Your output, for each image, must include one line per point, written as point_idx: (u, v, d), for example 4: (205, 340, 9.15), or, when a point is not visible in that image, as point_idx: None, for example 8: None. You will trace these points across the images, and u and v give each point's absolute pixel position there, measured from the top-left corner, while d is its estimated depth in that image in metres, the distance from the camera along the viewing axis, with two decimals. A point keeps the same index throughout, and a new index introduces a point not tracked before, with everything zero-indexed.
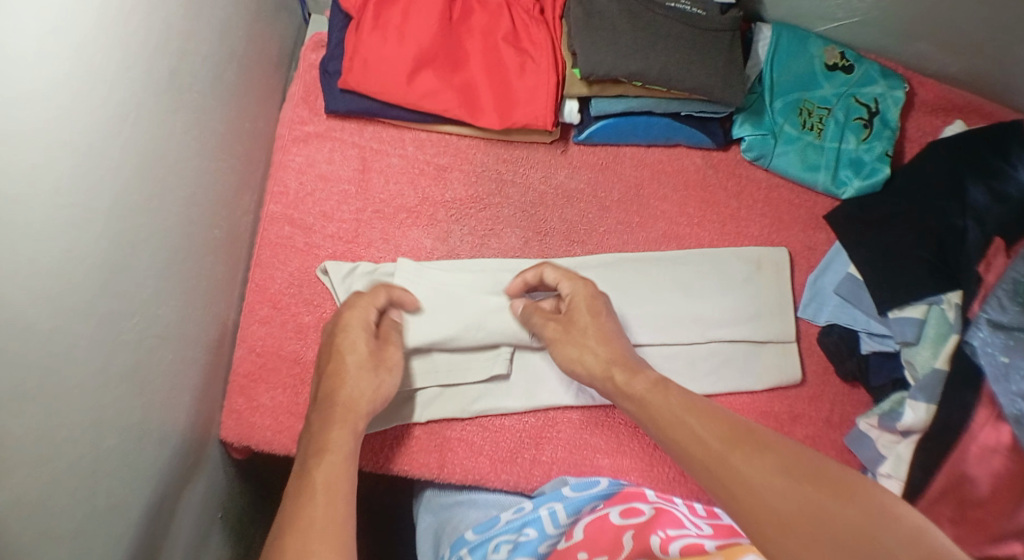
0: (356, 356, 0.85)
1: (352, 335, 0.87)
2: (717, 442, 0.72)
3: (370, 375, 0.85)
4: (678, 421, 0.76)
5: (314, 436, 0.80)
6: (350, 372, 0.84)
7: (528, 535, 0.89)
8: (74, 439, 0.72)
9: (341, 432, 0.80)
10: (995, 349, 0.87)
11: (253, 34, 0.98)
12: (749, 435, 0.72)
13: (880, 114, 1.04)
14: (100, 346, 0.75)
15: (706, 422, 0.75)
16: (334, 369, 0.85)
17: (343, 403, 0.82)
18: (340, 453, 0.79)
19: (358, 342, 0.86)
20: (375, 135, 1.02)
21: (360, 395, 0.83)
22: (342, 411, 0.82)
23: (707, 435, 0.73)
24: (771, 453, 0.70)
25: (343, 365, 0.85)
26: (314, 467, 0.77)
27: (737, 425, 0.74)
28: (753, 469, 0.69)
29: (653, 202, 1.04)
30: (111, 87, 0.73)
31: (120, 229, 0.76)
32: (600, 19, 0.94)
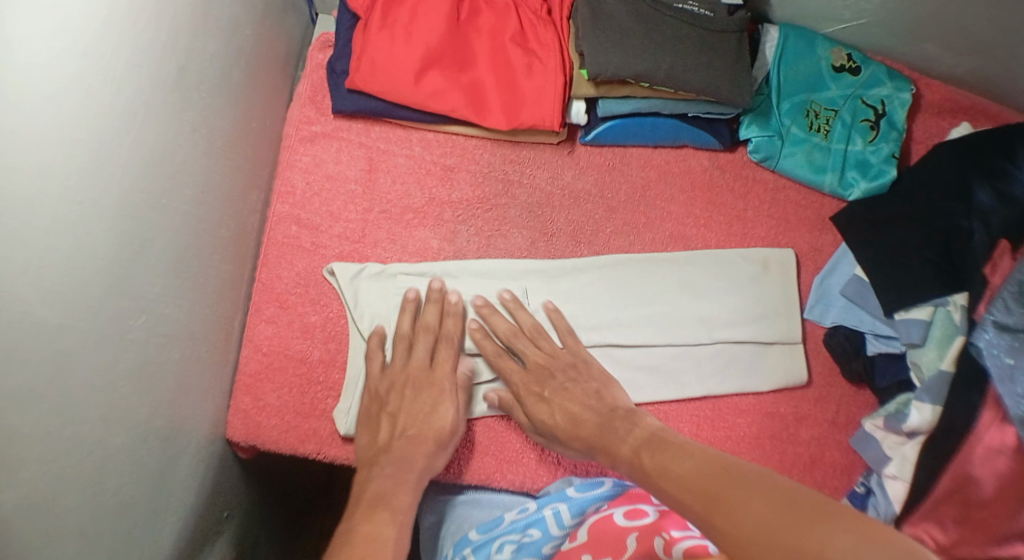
0: (438, 413, 0.90)
1: (435, 391, 0.91)
2: (699, 484, 0.71)
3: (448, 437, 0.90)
4: (668, 469, 0.76)
5: (390, 484, 0.85)
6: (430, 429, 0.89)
7: (532, 536, 0.89)
8: (82, 436, 0.72)
9: (407, 489, 0.85)
10: (1001, 351, 0.87)
11: (260, 34, 0.98)
12: (728, 476, 0.71)
13: (887, 115, 1.04)
14: (108, 344, 0.75)
15: (692, 463, 0.75)
16: (415, 425, 0.89)
17: (417, 467, 0.87)
18: (407, 510, 0.84)
19: (438, 396, 0.91)
20: (382, 135, 1.02)
21: (434, 456, 0.89)
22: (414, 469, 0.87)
23: (692, 477, 0.73)
24: (750, 490, 0.68)
25: (424, 421, 0.90)
26: (384, 515, 0.82)
27: (718, 467, 0.73)
28: (735, 506, 0.67)
29: (659, 203, 1.05)
30: (119, 86, 0.73)
31: (128, 228, 0.76)
32: (607, 20, 0.94)
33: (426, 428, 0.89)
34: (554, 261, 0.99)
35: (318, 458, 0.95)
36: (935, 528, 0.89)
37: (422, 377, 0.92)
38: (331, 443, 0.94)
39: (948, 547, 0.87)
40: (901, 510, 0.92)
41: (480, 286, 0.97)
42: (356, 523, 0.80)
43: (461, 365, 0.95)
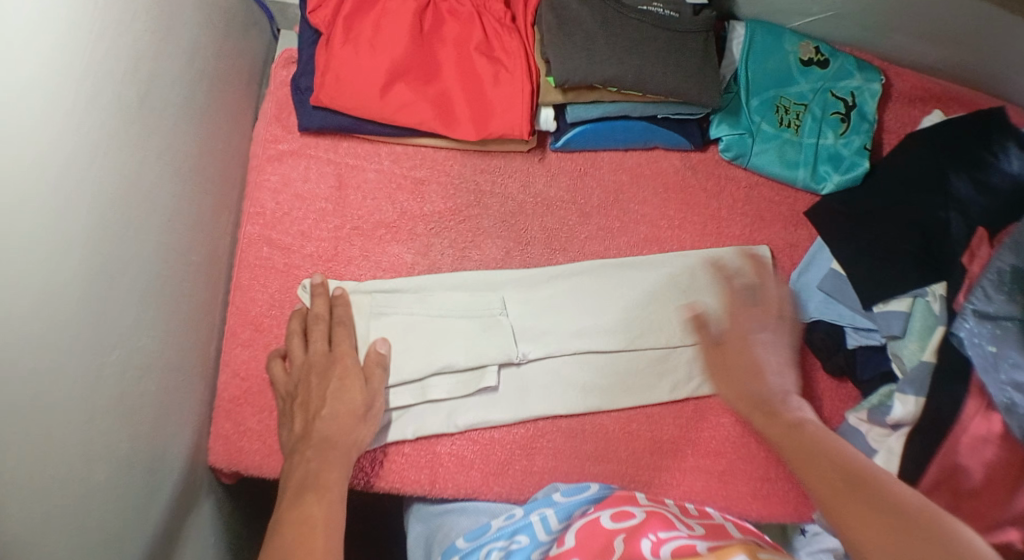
0: (349, 390, 0.87)
1: (342, 370, 0.89)
2: (840, 476, 0.79)
3: (366, 414, 0.87)
4: (824, 453, 0.82)
5: (310, 470, 0.81)
6: (343, 409, 0.86)
7: (520, 542, 0.87)
8: (61, 475, 0.71)
9: (335, 470, 0.82)
10: (983, 340, 0.88)
11: (222, 53, 0.97)
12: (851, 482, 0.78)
13: (857, 107, 1.04)
14: (83, 380, 0.73)
15: (826, 463, 0.81)
16: (325, 408, 0.86)
17: (331, 444, 0.84)
18: (334, 491, 0.80)
19: (347, 374, 0.88)
20: (351, 151, 1.01)
21: (355, 435, 0.86)
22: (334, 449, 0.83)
23: (829, 478, 0.80)
24: (860, 495, 0.77)
25: (332, 401, 0.86)
26: (309, 500, 0.78)
27: (848, 468, 0.80)
28: (860, 506, 0.76)
29: (633, 206, 1.04)
30: (81, 118, 0.72)
31: (97, 261, 0.75)
32: (572, 25, 0.93)
33: (339, 407, 0.86)
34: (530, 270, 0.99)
35: None
36: None
37: (324, 365, 0.89)
38: None
39: None
40: None
41: (456, 301, 0.96)
42: (285, 515, 0.77)
43: (442, 380, 0.94)
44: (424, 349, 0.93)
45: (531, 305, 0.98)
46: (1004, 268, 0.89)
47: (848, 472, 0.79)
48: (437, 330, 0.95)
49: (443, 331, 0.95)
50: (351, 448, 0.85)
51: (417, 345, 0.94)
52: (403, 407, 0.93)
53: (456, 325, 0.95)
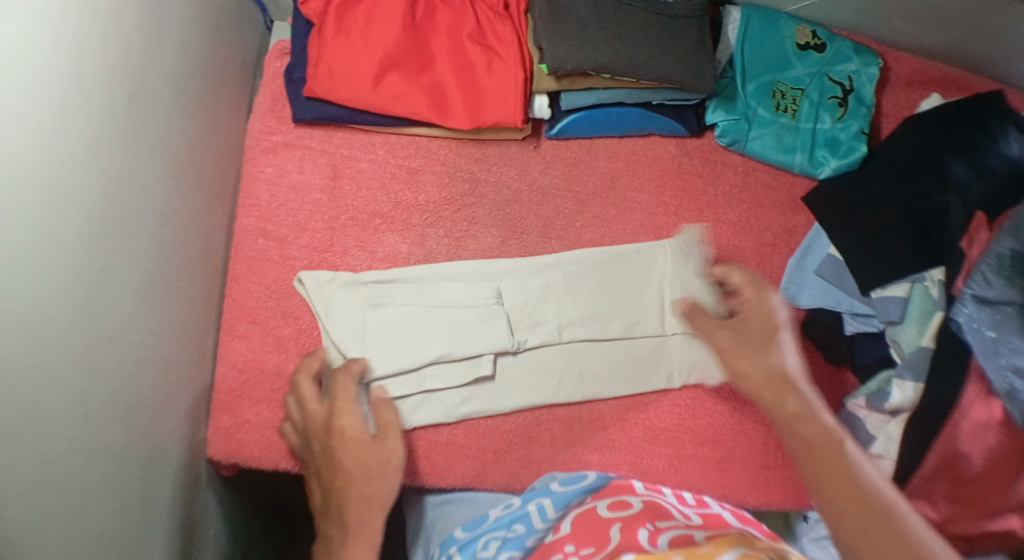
0: (362, 454, 0.85)
1: (353, 434, 0.85)
2: (869, 515, 0.71)
3: (384, 469, 0.85)
4: (858, 484, 0.73)
5: (337, 547, 0.80)
6: (359, 475, 0.84)
7: (516, 531, 0.87)
8: (59, 471, 0.71)
9: (361, 544, 0.80)
10: (983, 325, 0.87)
11: (214, 46, 0.97)
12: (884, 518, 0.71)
13: (855, 92, 1.04)
14: (78, 377, 0.74)
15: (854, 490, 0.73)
16: (339, 475, 0.84)
17: (356, 506, 0.82)
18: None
19: (354, 438, 0.85)
20: (345, 141, 1.01)
21: (379, 495, 0.83)
22: (360, 515, 0.82)
23: (861, 509, 0.72)
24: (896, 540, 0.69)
25: (347, 468, 0.84)
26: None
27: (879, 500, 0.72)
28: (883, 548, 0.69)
29: (629, 193, 1.03)
30: (69, 116, 0.72)
31: (89, 258, 0.75)
32: (565, 12, 0.93)
33: (354, 472, 0.84)
34: (526, 259, 0.98)
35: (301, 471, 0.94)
36: (926, 507, 0.89)
37: (325, 424, 0.86)
38: None
39: (941, 523, 0.88)
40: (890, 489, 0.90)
41: (451, 291, 0.96)
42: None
43: (438, 370, 0.94)
44: (419, 341, 0.94)
45: (525, 294, 0.98)
46: (1004, 252, 0.88)
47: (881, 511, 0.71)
48: (434, 322, 0.95)
49: (439, 322, 0.95)
50: (376, 507, 0.83)
51: (414, 337, 0.94)
52: (397, 399, 0.93)
53: (453, 315, 0.95)
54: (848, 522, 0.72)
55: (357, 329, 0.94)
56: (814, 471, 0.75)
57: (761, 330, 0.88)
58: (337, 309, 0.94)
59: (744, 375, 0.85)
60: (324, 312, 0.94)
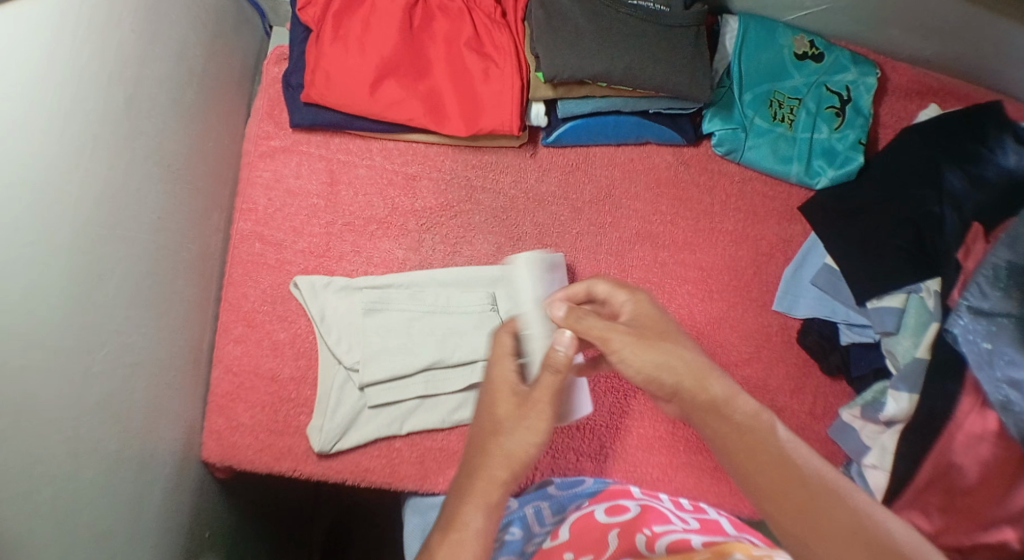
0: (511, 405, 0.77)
1: (516, 391, 0.78)
2: (795, 491, 0.70)
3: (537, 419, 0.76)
4: (776, 457, 0.72)
5: (454, 506, 0.75)
6: (497, 433, 0.77)
7: (513, 535, 0.88)
8: (52, 471, 0.72)
9: (487, 482, 0.75)
10: (978, 336, 0.86)
11: (212, 50, 0.97)
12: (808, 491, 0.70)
13: (852, 102, 1.04)
14: (70, 379, 0.74)
15: (776, 467, 0.72)
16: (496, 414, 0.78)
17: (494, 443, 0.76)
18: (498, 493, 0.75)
19: (518, 390, 0.78)
20: (342, 146, 1.01)
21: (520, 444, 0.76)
22: (487, 478, 0.75)
23: (785, 483, 0.71)
24: (822, 509, 0.69)
25: (499, 421, 0.77)
26: (454, 540, 0.72)
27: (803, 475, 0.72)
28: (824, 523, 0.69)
29: (625, 201, 1.04)
30: (64, 120, 0.72)
31: (85, 260, 0.76)
32: (562, 20, 0.93)
33: (504, 426, 0.77)
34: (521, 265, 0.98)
35: (294, 475, 0.94)
36: (919, 517, 0.88)
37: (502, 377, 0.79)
38: (306, 460, 0.94)
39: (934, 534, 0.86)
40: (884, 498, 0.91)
41: (449, 298, 0.96)
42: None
43: (431, 375, 0.94)
44: (411, 347, 0.94)
45: (521, 306, 0.98)
46: (1000, 263, 0.87)
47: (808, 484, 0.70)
48: (431, 328, 0.95)
49: (435, 329, 0.95)
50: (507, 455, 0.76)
51: (408, 345, 0.94)
52: (391, 403, 0.94)
53: (450, 322, 0.95)
54: (777, 501, 0.70)
55: (351, 333, 0.94)
56: (739, 450, 0.73)
57: (654, 331, 0.77)
58: (334, 313, 0.95)
59: (655, 375, 0.75)
60: (320, 315, 0.95)
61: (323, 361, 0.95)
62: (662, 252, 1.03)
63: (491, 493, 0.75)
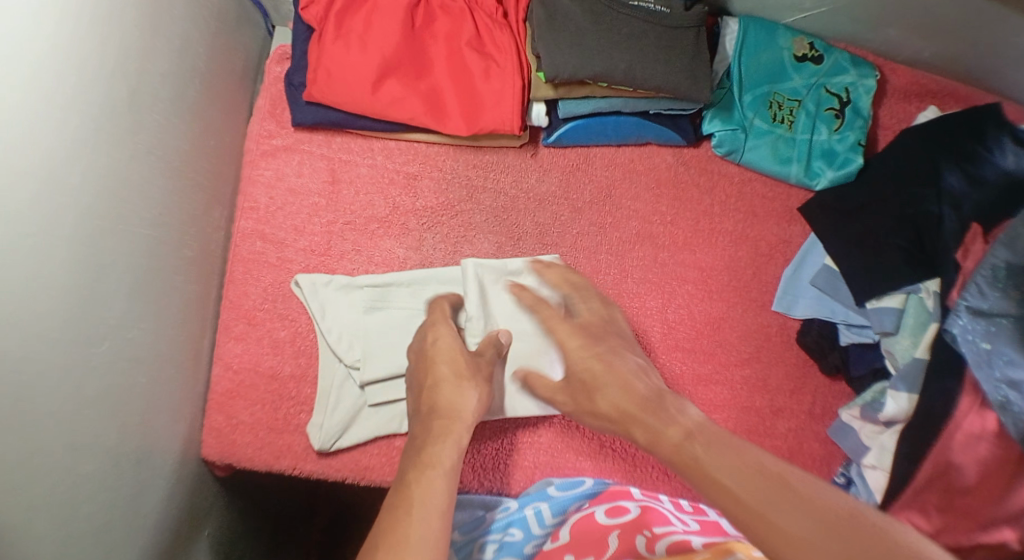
0: (456, 367, 0.85)
1: (458, 354, 0.86)
2: (744, 480, 0.67)
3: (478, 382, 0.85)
4: (717, 451, 0.70)
5: (419, 447, 0.78)
6: (449, 384, 0.83)
7: (512, 536, 0.88)
8: (51, 462, 0.72)
9: (456, 422, 0.80)
10: (977, 336, 0.87)
11: (215, 49, 0.97)
12: (764, 477, 0.66)
13: (851, 103, 1.04)
14: (71, 371, 0.74)
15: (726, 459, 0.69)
16: (445, 374, 0.84)
17: (446, 401, 0.82)
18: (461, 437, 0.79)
19: (459, 350, 0.86)
20: (344, 146, 1.02)
21: (466, 395, 0.83)
22: (449, 422, 0.80)
23: (734, 468, 0.68)
24: (790, 501, 0.64)
25: (443, 377, 0.84)
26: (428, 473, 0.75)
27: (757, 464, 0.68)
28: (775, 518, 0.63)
29: (626, 202, 1.04)
30: (66, 113, 0.73)
31: (87, 253, 0.76)
32: (563, 19, 0.94)
33: (448, 381, 0.83)
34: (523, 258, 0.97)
35: (293, 473, 0.94)
36: (917, 516, 0.88)
37: (448, 350, 0.86)
38: (307, 458, 0.94)
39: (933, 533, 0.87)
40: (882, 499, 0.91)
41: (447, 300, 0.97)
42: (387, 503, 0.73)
43: None
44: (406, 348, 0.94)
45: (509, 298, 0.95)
46: (998, 264, 0.88)
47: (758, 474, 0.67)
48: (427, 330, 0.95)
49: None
50: (456, 404, 0.82)
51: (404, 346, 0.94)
52: (392, 401, 0.94)
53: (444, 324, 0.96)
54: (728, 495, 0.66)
55: (351, 332, 0.94)
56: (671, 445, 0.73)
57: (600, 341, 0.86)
58: (335, 311, 0.95)
59: (588, 369, 0.83)
60: (321, 312, 0.95)
61: (324, 358, 0.95)
62: (661, 252, 1.03)
63: (456, 433, 0.79)
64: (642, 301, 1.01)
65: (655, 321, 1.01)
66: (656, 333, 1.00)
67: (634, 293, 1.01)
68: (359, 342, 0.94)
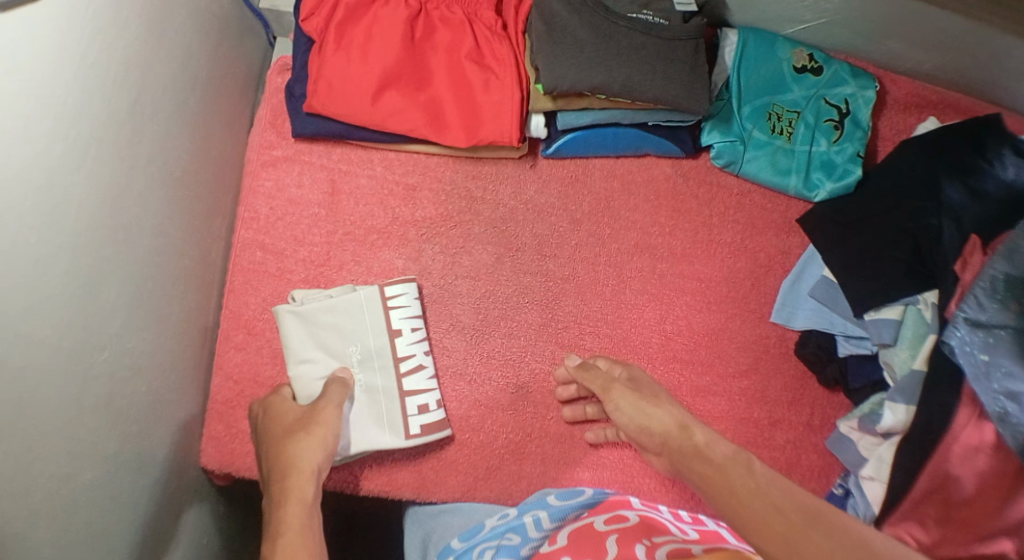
0: (281, 416, 0.88)
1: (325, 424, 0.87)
2: (785, 521, 0.70)
3: (292, 424, 0.86)
4: (761, 492, 0.73)
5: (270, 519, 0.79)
6: (278, 441, 0.86)
7: (511, 539, 0.86)
8: (51, 472, 0.72)
9: (308, 448, 0.84)
10: (975, 348, 0.86)
11: (216, 60, 0.98)
12: (810, 520, 0.70)
13: (851, 115, 1.04)
14: (70, 381, 0.75)
15: (767, 503, 0.72)
16: (272, 425, 0.87)
17: (287, 434, 0.86)
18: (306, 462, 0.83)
19: (301, 411, 0.88)
20: (344, 156, 1.02)
21: (299, 433, 0.85)
22: (292, 464, 0.83)
23: (782, 510, 0.71)
24: (829, 536, 0.68)
25: (286, 423, 0.87)
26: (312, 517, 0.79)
27: (800, 505, 0.71)
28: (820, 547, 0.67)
29: (624, 213, 1.04)
30: (69, 126, 0.73)
31: (86, 264, 0.76)
32: (562, 32, 0.94)
33: (281, 425, 0.87)
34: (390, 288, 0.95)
35: None
36: (915, 529, 0.88)
37: (274, 404, 0.89)
38: None
39: (930, 546, 0.86)
40: (879, 511, 0.91)
41: (397, 316, 0.94)
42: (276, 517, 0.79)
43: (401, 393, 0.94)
44: (366, 368, 0.94)
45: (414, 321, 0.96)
46: (998, 275, 0.87)
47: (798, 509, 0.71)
48: (384, 349, 0.94)
49: (389, 350, 0.94)
50: (318, 439, 0.85)
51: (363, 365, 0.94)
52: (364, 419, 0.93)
53: (398, 342, 0.94)
54: (772, 539, 0.69)
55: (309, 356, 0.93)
56: (723, 490, 0.75)
57: (630, 396, 0.89)
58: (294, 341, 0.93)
59: (647, 425, 0.86)
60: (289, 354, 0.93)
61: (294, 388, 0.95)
62: (660, 264, 1.03)
63: (304, 459, 0.84)
64: (641, 312, 1.01)
65: (654, 332, 1.01)
66: (654, 345, 1.01)
67: (633, 304, 1.02)
68: (319, 366, 0.93)
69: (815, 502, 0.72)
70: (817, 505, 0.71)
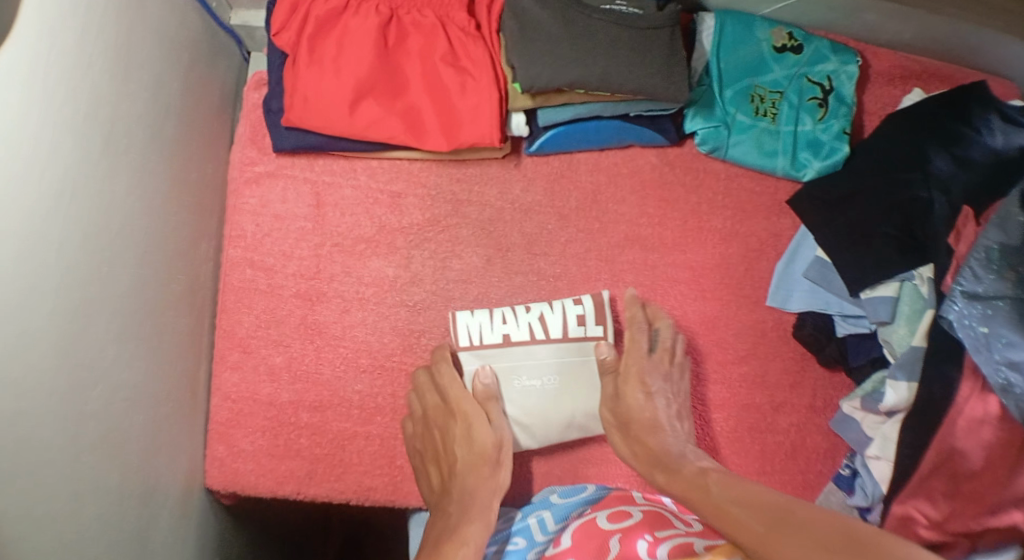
0: (455, 435, 0.91)
1: (488, 444, 0.90)
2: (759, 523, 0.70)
3: (477, 446, 0.90)
4: (745, 501, 0.74)
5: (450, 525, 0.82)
6: (472, 464, 0.89)
7: (516, 544, 0.88)
8: (54, 511, 0.73)
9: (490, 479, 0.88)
10: (973, 320, 0.84)
11: (191, 82, 0.97)
12: (783, 518, 0.70)
13: (834, 91, 1.03)
14: (66, 418, 0.74)
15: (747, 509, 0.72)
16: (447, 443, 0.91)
17: (475, 455, 0.90)
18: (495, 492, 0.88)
19: (478, 428, 0.91)
20: (326, 168, 1.01)
21: (477, 461, 0.89)
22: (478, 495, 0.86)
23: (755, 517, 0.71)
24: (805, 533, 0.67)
25: (467, 450, 0.90)
26: (461, 539, 0.80)
27: (773, 506, 0.72)
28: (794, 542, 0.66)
29: (612, 206, 1.03)
30: (43, 165, 0.72)
31: (72, 301, 0.76)
32: (535, 29, 0.93)
33: (472, 449, 0.90)
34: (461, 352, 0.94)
35: (298, 498, 0.95)
36: (925, 504, 0.87)
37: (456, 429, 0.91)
38: (310, 483, 0.95)
39: (941, 521, 0.86)
40: (888, 490, 0.90)
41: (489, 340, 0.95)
42: (438, 546, 0.79)
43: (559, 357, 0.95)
44: (547, 365, 0.95)
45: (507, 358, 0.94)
46: (992, 246, 0.86)
47: (774, 511, 0.71)
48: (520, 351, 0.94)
49: (534, 339, 0.95)
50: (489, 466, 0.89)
51: (531, 372, 0.94)
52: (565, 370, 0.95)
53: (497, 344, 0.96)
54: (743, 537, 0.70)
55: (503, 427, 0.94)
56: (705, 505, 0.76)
57: (611, 400, 0.94)
58: (519, 408, 0.94)
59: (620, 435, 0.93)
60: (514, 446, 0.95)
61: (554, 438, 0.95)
62: (652, 255, 1.03)
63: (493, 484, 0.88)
64: (635, 305, 1.01)
65: None
66: None
67: (627, 297, 1.01)
68: (564, 419, 0.94)
69: (783, 504, 0.71)
70: (784, 506, 0.71)
